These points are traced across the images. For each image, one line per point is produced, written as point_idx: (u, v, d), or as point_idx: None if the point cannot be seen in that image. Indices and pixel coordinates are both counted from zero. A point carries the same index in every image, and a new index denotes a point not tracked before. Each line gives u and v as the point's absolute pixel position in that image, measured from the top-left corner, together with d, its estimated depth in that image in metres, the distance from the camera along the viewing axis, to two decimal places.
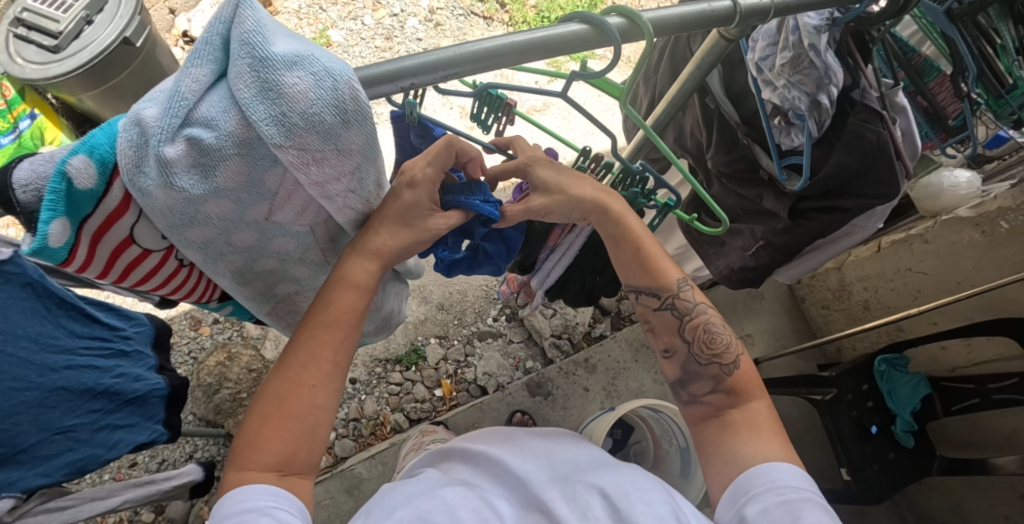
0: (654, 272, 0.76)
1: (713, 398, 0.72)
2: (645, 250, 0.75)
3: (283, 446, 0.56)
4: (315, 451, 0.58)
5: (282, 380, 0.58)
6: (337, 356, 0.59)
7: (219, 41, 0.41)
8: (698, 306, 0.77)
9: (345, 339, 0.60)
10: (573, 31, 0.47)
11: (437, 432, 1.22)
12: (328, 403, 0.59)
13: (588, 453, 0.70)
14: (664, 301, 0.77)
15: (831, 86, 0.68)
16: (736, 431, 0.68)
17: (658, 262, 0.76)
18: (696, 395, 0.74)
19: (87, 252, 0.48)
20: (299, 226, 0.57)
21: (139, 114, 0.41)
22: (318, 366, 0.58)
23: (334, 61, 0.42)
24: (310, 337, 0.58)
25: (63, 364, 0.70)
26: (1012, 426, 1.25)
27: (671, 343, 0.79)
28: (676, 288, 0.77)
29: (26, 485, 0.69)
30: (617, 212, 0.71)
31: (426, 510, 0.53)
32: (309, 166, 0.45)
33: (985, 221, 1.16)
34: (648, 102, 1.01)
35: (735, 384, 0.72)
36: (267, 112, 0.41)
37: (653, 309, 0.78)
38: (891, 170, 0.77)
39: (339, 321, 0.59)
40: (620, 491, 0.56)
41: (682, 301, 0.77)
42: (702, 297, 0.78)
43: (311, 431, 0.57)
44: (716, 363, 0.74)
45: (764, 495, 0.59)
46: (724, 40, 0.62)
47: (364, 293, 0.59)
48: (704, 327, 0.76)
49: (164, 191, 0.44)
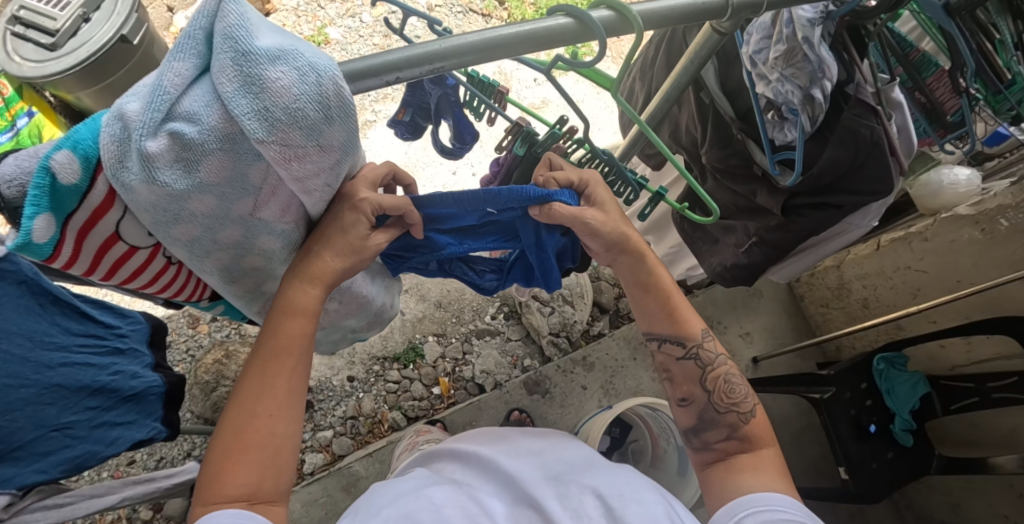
0: (679, 319, 0.77)
1: (725, 444, 0.74)
2: (673, 298, 0.78)
3: (247, 477, 0.56)
4: (282, 478, 0.58)
5: (238, 412, 0.58)
6: (291, 383, 0.60)
7: (202, 35, 0.40)
8: (719, 357, 0.78)
9: (297, 366, 0.60)
10: (560, 24, 0.47)
11: (432, 432, 1.22)
12: (289, 430, 0.59)
13: (582, 452, 0.70)
14: (688, 350, 0.78)
15: (825, 80, 0.67)
16: (742, 470, 0.70)
17: (684, 310, 0.78)
18: (708, 443, 0.75)
19: (73, 248, 0.48)
20: (285, 224, 0.56)
21: (121, 109, 0.40)
22: (272, 395, 0.59)
23: (318, 55, 0.42)
24: (262, 368, 0.59)
25: (58, 361, 0.70)
26: (1011, 426, 1.25)
27: (689, 392, 0.78)
28: (699, 338, 0.78)
29: (22, 481, 0.69)
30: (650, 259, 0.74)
31: (412, 510, 0.53)
32: (291, 162, 0.45)
33: (985, 219, 1.15)
34: (643, 98, 1.01)
35: (750, 432, 0.73)
36: (250, 106, 0.41)
37: (676, 358, 0.78)
38: (883, 167, 0.76)
39: (290, 350, 0.60)
40: (614, 492, 0.56)
41: (706, 351, 0.77)
42: (722, 348, 0.79)
43: (274, 461, 0.58)
44: (733, 413, 0.75)
45: (760, 512, 0.60)
46: (717, 34, 0.62)
47: (311, 319, 0.60)
48: (725, 378, 0.77)
49: (147, 187, 0.44)
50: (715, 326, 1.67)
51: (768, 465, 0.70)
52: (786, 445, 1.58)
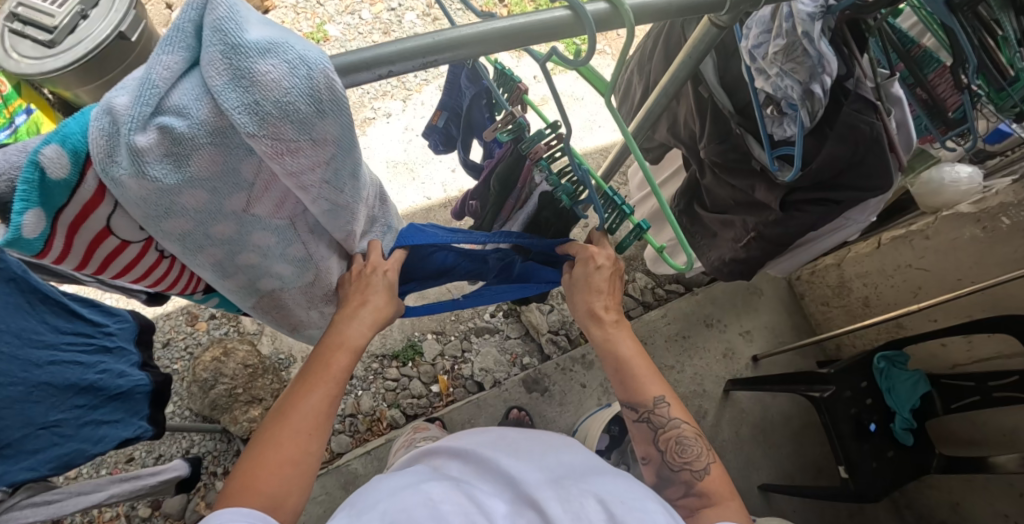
0: (633, 385, 0.78)
1: (688, 502, 0.71)
2: (630, 365, 0.79)
3: (273, 491, 0.58)
4: (303, 497, 0.60)
5: (278, 428, 0.62)
6: (326, 409, 0.65)
7: (191, 28, 0.40)
8: (672, 421, 0.77)
9: (337, 394, 0.66)
10: (553, 17, 0.46)
11: (430, 431, 1.21)
12: (318, 452, 0.63)
13: (578, 454, 0.69)
14: (641, 414, 0.79)
15: (824, 75, 0.67)
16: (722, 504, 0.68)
17: (638, 378, 0.78)
18: (672, 501, 0.74)
19: (64, 244, 0.47)
20: (279, 219, 0.56)
21: (109, 102, 0.40)
22: (313, 416, 0.63)
23: (310, 48, 0.41)
24: (307, 390, 0.65)
25: (46, 360, 0.71)
26: (1012, 425, 1.24)
27: (648, 451, 0.79)
28: (651, 404, 0.77)
29: (13, 479, 0.69)
30: (608, 325, 0.80)
31: (409, 505, 0.53)
32: (284, 156, 0.45)
33: (987, 217, 1.14)
34: (641, 93, 1.00)
35: (707, 488, 0.71)
36: (240, 100, 0.41)
37: (632, 420, 0.80)
38: (882, 162, 0.75)
39: (335, 377, 0.66)
40: (617, 500, 0.55)
41: (656, 415, 0.77)
42: (680, 412, 0.77)
43: (301, 478, 0.61)
44: (687, 471, 0.74)
45: None
46: (715, 28, 0.61)
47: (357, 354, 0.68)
48: (676, 440, 0.77)
49: (137, 181, 0.43)
50: (714, 324, 1.67)
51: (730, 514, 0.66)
52: (784, 443, 1.58)
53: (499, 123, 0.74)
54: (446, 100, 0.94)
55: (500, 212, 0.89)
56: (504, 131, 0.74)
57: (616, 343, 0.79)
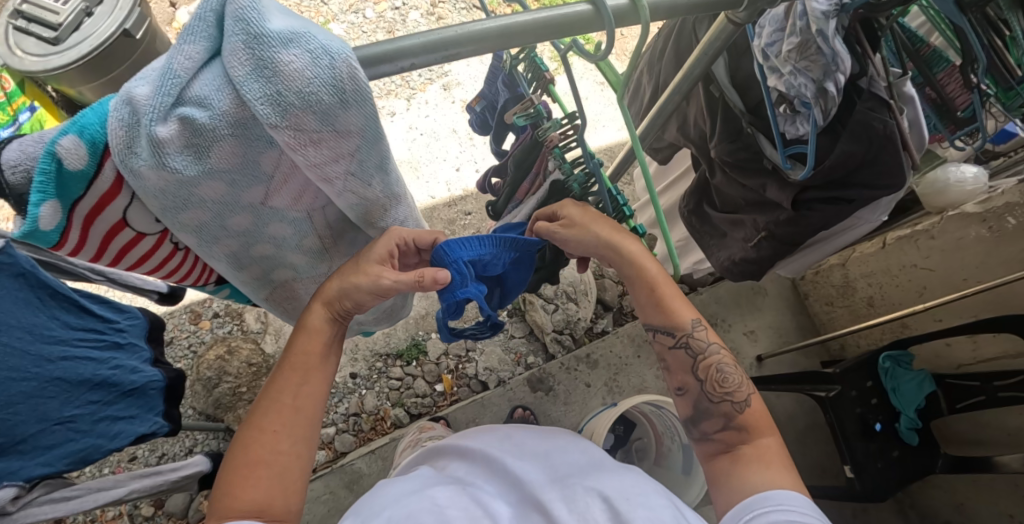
0: (669, 312, 0.77)
1: (725, 435, 0.71)
2: (661, 290, 0.77)
3: (256, 494, 0.55)
4: (292, 498, 0.57)
5: (246, 430, 0.59)
6: (297, 401, 0.61)
7: (213, 18, 0.40)
8: (711, 346, 0.77)
9: (303, 385, 0.62)
10: (576, 12, 0.46)
11: (434, 429, 1.21)
12: (295, 449, 0.59)
13: (586, 450, 0.68)
14: (677, 339, 0.77)
15: (838, 73, 0.66)
16: (748, 464, 0.67)
17: (671, 302, 0.77)
18: (708, 433, 0.73)
19: (79, 236, 0.47)
20: (296, 212, 0.56)
21: (129, 93, 0.40)
22: (279, 412, 0.60)
23: (332, 39, 0.41)
24: (270, 388, 0.62)
25: (59, 355, 0.71)
26: (1017, 424, 1.24)
27: (684, 381, 0.78)
28: (689, 327, 0.77)
29: (28, 474, 0.69)
30: (640, 252, 0.75)
31: (414, 511, 0.52)
32: (306, 147, 0.45)
33: (992, 217, 1.14)
34: (651, 92, 0.99)
35: (747, 422, 0.71)
36: (262, 90, 0.40)
37: (668, 347, 0.78)
38: (896, 161, 0.76)
39: (296, 368, 0.63)
40: (620, 496, 0.54)
41: (695, 340, 0.76)
42: (715, 338, 0.77)
43: (283, 478, 0.57)
44: (728, 402, 0.73)
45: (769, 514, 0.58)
46: (731, 25, 0.60)
47: (319, 338, 0.65)
48: (717, 367, 0.76)
49: (157, 172, 0.43)
50: (719, 323, 1.67)
51: (771, 457, 0.67)
52: (790, 443, 1.58)
53: (519, 107, 0.80)
54: (486, 92, 0.96)
55: (517, 192, 0.94)
56: (521, 115, 0.79)
57: (647, 269, 0.75)
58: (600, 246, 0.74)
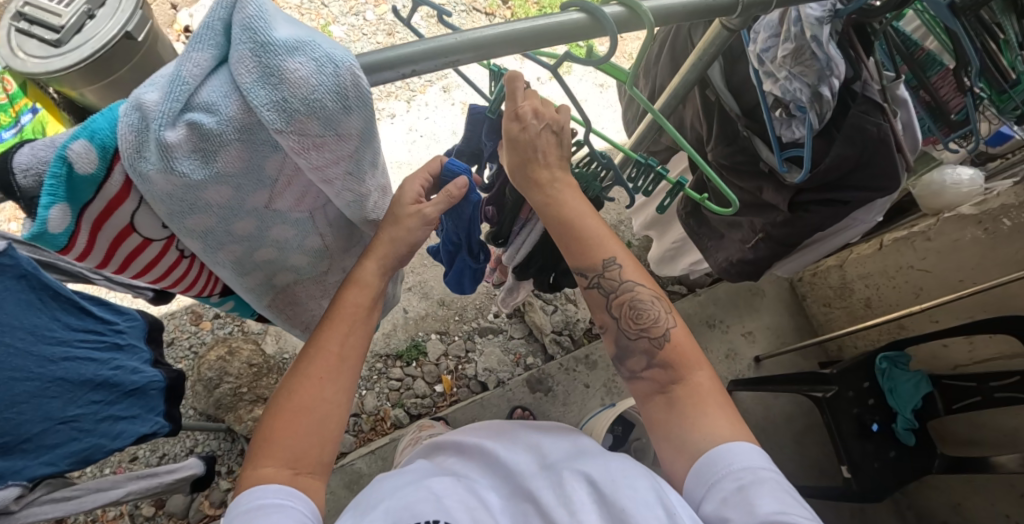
0: (587, 252, 0.70)
1: (652, 373, 0.68)
2: (584, 230, 0.69)
3: (294, 440, 0.58)
4: (327, 449, 0.60)
5: (293, 375, 0.61)
6: (343, 349, 0.63)
7: (220, 26, 0.41)
8: (626, 283, 0.71)
9: (350, 334, 0.63)
10: (572, 20, 0.47)
11: (435, 427, 1.22)
12: (336, 397, 0.61)
13: (582, 440, 0.70)
14: (590, 281, 0.71)
15: (833, 77, 0.68)
16: (687, 411, 0.64)
17: (591, 237, 0.69)
18: (635, 372, 0.70)
19: (88, 240, 0.48)
20: (299, 213, 0.57)
21: (139, 99, 0.41)
22: (324, 359, 0.62)
23: (336, 47, 0.42)
24: (320, 334, 0.63)
25: (61, 356, 0.72)
26: (1013, 425, 1.25)
27: (602, 320, 0.73)
28: (602, 267, 0.70)
29: (32, 473, 0.70)
30: (556, 188, 0.67)
31: (412, 501, 0.53)
32: (309, 151, 0.46)
33: (987, 219, 1.15)
34: (647, 95, 1.00)
35: (669, 357, 0.68)
36: (268, 97, 0.41)
37: (583, 288, 0.72)
38: (890, 163, 0.77)
39: (345, 317, 0.63)
40: (606, 478, 0.55)
41: (607, 279, 0.70)
42: (633, 274, 0.71)
43: (320, 426, 0.59)
44: (646, 339, 0.69)
45: (723, 482, 0.57)
46: (727, 30, 0.62)
47: (366, 292, 0.64)
48: (631, 304, 0.70)
49: (165, 176, 0.44)
50: (717, 324, 1.68)
51: (702, 396, 0.65)
52: (787, 443, 1.59)
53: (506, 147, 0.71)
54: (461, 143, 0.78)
55: (518, 212, 0.82)
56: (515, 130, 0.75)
57: (565, 206, 0.67)
58: (516, 182, 0.68)
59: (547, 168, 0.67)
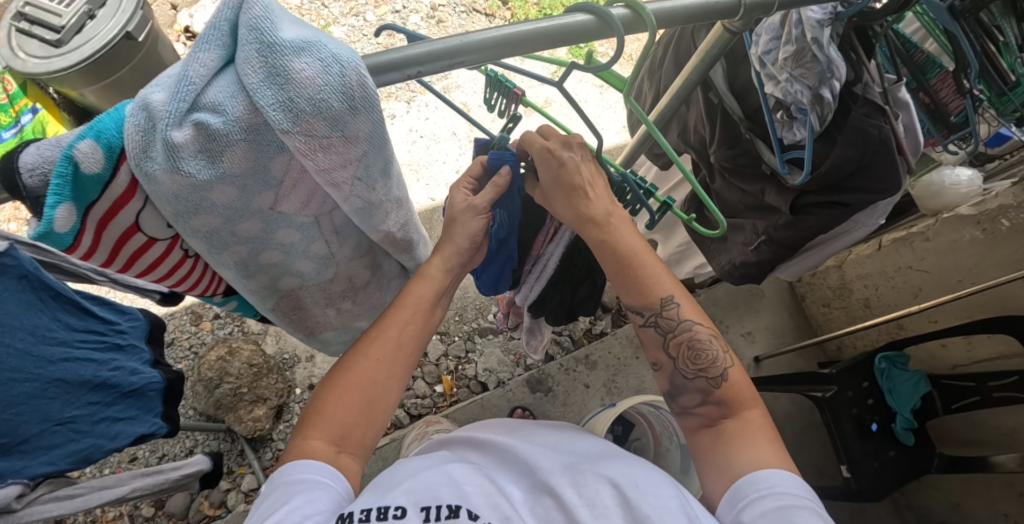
0: (642, 289, 0.71)
1: (705, 409, 0.69)
2: (640, 264, 0.70)
3: (345, 419, 0.62)
4: (371, 433, 0.63)
5: (352, 357, 0.65)
6: (402, 337, 0.66)
7: (227, 27, 0.41)
8: (684, 322, 0.71)
9: (410, 323, 0.67)
10: (579, 22, 0.47)
11: (440, 423, 1.24)
12: (388, 382, 0.65)
13: (599, 442, 0.70)
14: (647, 319, 0.72)
15: (833, 80, 0.69)
16: (734, 439, 0.65)
17: (645, 276, 0.70)
18: (688, 407, 0.71)
19: (92, 238, 0.48)
20: (304, 217, 0.57)
21: (146, 99, 0.41)
22: (384, 344, 0.65)
23: (342, 48, 0.43)
24: (385, 319, 0.67)
25: (60, 357, 0.72)
26: (1011, 425, 1.26)
27: (657, 357, 0.74)
28: (659, 306, 0.71)
29: (32, 472, 0.70)
30: (611, 224, 0.67)
31: (432, 483, 0.54)
32: (316, 153, 0.46)
33: (986, 219, 1.16)
34: (652, 96, 1.01)
35: (726, 394, 0.68)
36: (274, 97, 0.42)
37: (639, 325, 0.74)
38: (891, 165, 0.77)
39: (408, 307, 0.67)
40: (631, 482, 0.55)
41: (665, 319, 0.71)
42: (691, 312, 0.72)
43: (368, 409, 0.63)
44: (702, 378, 0.70)
45: (761, 501, 0.56)
46: (728, 33, 0.62)
47: (433, 284, 0.68)
48: (689, 344, 0.71)
49: (171, 176, 0.44)
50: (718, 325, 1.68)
51: (756, 430, 0.65)
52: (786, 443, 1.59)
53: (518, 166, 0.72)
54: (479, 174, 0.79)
55: (529, 249, 0.86)
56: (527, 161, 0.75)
57: (622, 243, 0.68)
58: (570, 220, 0.68)
59: (594, 201, 0.67)
